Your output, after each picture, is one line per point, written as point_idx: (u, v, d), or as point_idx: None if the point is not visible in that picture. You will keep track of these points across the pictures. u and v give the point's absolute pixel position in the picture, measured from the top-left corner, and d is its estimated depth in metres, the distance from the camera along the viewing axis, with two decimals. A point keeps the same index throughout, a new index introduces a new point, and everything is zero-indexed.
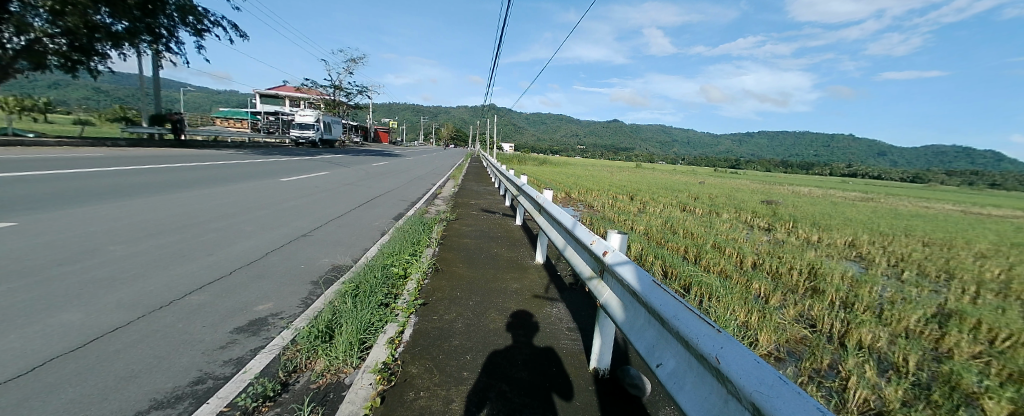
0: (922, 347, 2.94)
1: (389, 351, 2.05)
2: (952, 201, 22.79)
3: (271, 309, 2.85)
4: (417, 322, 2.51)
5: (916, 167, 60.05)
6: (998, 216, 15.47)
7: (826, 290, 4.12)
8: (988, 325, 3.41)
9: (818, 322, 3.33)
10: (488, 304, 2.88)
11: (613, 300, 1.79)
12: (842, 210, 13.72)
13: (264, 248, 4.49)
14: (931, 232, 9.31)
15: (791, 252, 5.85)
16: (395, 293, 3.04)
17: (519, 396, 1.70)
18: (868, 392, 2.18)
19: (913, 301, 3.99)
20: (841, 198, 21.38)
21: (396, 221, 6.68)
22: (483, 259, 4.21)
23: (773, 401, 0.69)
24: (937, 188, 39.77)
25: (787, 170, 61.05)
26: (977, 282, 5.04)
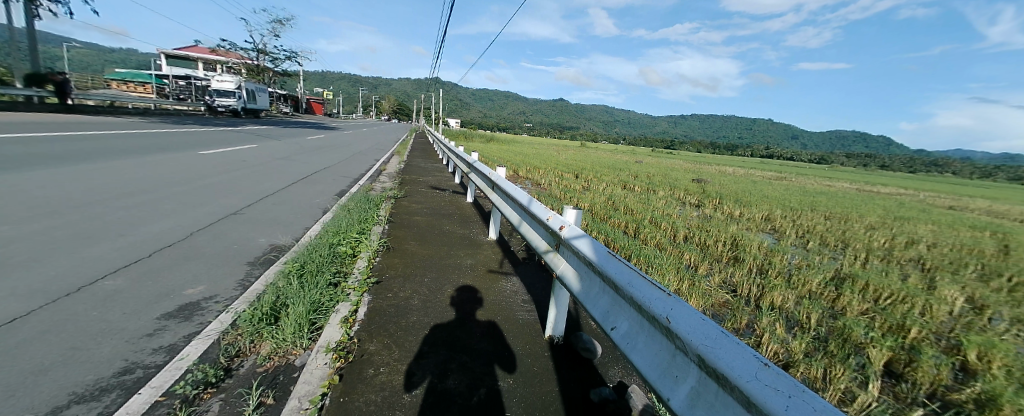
0: (824, 307, 3.46)
1: (344, 330, 2.02)
2: (848, 180, 26.27)
3: (204, 293, 2.65)
4: (372, 301, 2.47)
5: (824, 151, 68.00)
6: (878, 193, 18.28)
7: (746, 259, 4.64)
8: (873, 286, 4.08)
9: (739, 287, 3.77)
10: (444, 281, 2.91)
11: (569, 272, 1.87)
12: (759, 188, 15.25)
13: (189, 228, 4.09)
14: (830, 207, 10.69)
15: (715, 226, 6.49)
16: (345, 272, 2.94)
17: (479, 366, 1.78)
18: (778, 347, 2.55)
19: (815, 266, 4.64)
20: (761, 177, 23.78)
21: (339, 198, 6.35)
22: (436, 237, 4.18)
23: (717, 353, 0.83)
24: (838, 168, 45.60)
25: (719, 152, 66.38)
26: (865, 250, 5.94)
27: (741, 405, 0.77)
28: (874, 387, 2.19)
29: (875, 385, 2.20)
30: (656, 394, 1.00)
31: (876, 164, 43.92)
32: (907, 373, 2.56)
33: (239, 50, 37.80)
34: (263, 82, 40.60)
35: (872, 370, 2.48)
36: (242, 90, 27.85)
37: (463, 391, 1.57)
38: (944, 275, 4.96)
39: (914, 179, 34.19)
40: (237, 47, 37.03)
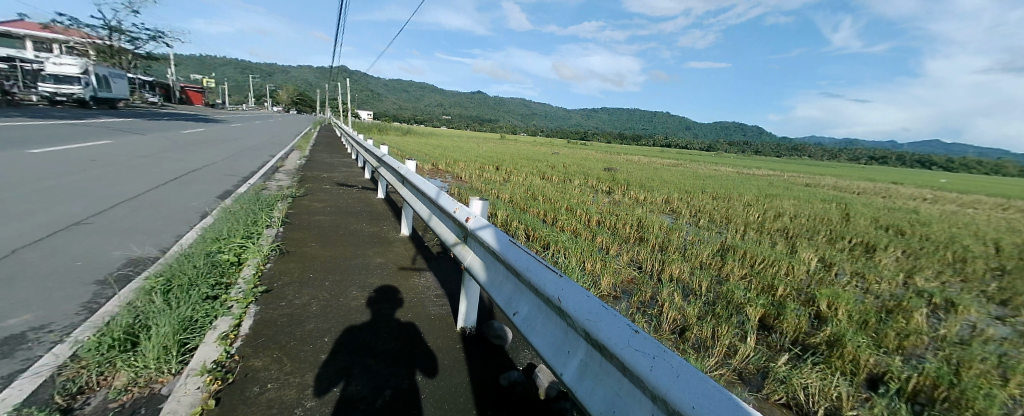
0: (713, 276, 3.98)
1: (223, 349, 1.77)
2: (731, 165, 30.63)
3: (31, 322, 2.16)
4: (259, 312, 2.24)
5: (716, 141, 78.42)
6: (751, 175, 21.62)
7: (649, 238, 5.15)
8: (749, 253, 4.81)
9: (643, 264, 4.17)
10: (347, 283, 2.75)
11: (476, 262, 1.88)
12: (659, 174, 17.00)
13: (8, 245, 3.29)
14: (714, 188, 12.34)
15: (621, 210, 7.05)
16: (227, 283, 2.61)
17: (385, 367, 1.71)
18: (675, 314, 2.87)
19: (706, 241, 5.32)
20: (663, 164, 26.58)
21: (224, 200, 5.62)
22: (342, 237, 3.94)
23: (600, 326, 0.89)
24: (728, 155, 52.77)
25: (634, 143, 72.43)
26: (741, 223, 6.97)
27: (617, 369, 0.86)
28: (750, 339, 2.59)
29: (751, 337, 2.61)
30: (551, 371, 1.05)
31: (755, 151, 51.71)
32: (776, 324, 3.08)
33: (87, 28, 30.95)
34: (121, 67, 33.77)
35: (749, 325, 2.94)
36: (90, 75, 23.09)
37: (366, 395, 1.50)
38: (796, 240, 6.04)
39: (781, 162, 41.08)
40: (82, 24, 30.17)
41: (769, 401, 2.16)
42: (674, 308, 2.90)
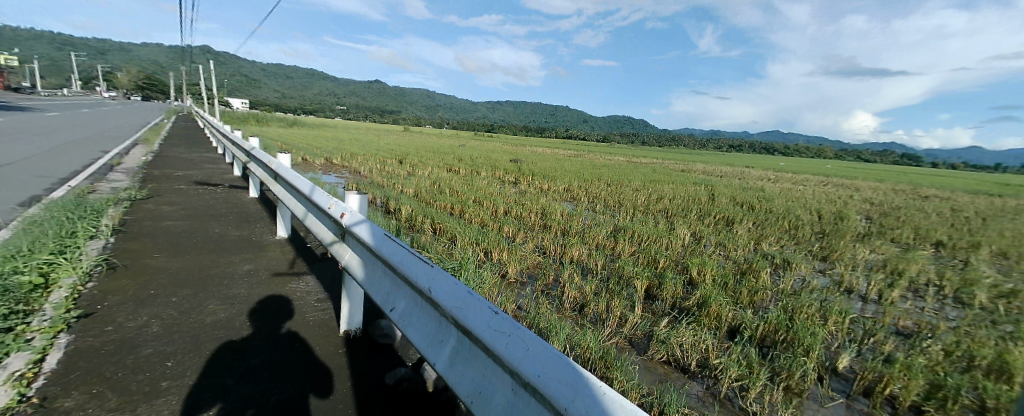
0: (609, 254, 4.43)
1: (16, 391, 1.36)
2: (626, 155, 34.31)
3: None
4: (75, 340, 1.80)
5: (621, 133, 86.35)
6: (640, 163, 24.44)
7: (552, 225, 5.51)
8: (635, 232, 5.47)
9: (547, 250, 4.45)
10: (207, 297, 2.41)
11: (354, 260, 1.80)
12: (562, 164, 18.27)
13: None
14: (606, 176, 13.72)
15: (524, 199, 7.42)
16: (28, 307, 2.04)
17: (250, 385, 1.54)
18: (573, 294, 3.21)
19: (602, 224, 5.89)
20: (568, 154, 28.59)
21: (27, 209, 4.46)
22: (199, 245, 3.44)
23: (465, 312, 0.94)
24: (629, 146, 58.63)
25: (549, 135, 76.21)
26: (626, 207, 7.87)
27: (481, 350, 0.92)
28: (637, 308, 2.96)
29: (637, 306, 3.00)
30: (426, 361, 1.07)
31: (650, 142, 58.37)
32: (658, 292, 3.55)
33: None
34: None
35: (635, 296, 3.35)
36: None
37: None
38: (670, 217, 7.10)
39: (668, 151, 47.23)
40: None
41: (653, 361, 2.58)
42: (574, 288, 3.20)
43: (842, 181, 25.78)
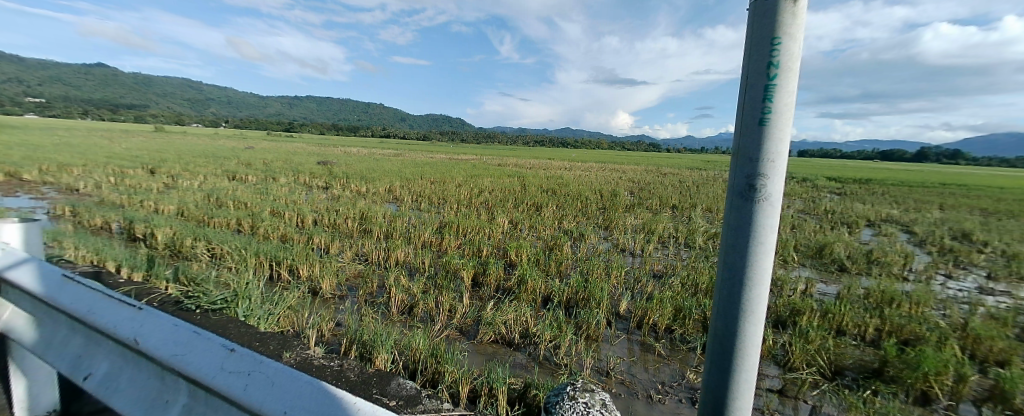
0: (429, 254, 6.51)
1: None
2: (450, 161, 36.97)
3: None
4: None
5: (444, 141, 94.03)
6: (475, 171, 28.14)
7: (373, 232, 7.98)
8: (436, 239, 7.73)
9: (369, 256, 6.43)
10: None
11: (16, 320, 1.39)
12: (377, 180, 18.81)
13: None
14: (416, 195, 15.20)
15: (359, 225, 8.64)
16: None
17: None
18: (404, 297, 4.76)
19: (393, 229, 8.30)
20: (390, 165, 29.07)
21: None
22: None
23: (185, 359, 0.83)
24: (447, 148, 64.80)
25: (383, 141, 74.12)
26: (426, 223, 9.26)
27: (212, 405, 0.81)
28: (464, 301, 4.62)
29: (465, 298, 4.66)
30: None
31: (462, 149, 66.57)
32: (484, 278, 5.73)
33: None
34: None
35: (466, 287, 5.34)
36: None
37: None
38: (483, 221, 9.78)
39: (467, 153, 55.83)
40: None
41: (484, 342, 4.05)
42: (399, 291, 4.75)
43: (582, 166, 36.28)
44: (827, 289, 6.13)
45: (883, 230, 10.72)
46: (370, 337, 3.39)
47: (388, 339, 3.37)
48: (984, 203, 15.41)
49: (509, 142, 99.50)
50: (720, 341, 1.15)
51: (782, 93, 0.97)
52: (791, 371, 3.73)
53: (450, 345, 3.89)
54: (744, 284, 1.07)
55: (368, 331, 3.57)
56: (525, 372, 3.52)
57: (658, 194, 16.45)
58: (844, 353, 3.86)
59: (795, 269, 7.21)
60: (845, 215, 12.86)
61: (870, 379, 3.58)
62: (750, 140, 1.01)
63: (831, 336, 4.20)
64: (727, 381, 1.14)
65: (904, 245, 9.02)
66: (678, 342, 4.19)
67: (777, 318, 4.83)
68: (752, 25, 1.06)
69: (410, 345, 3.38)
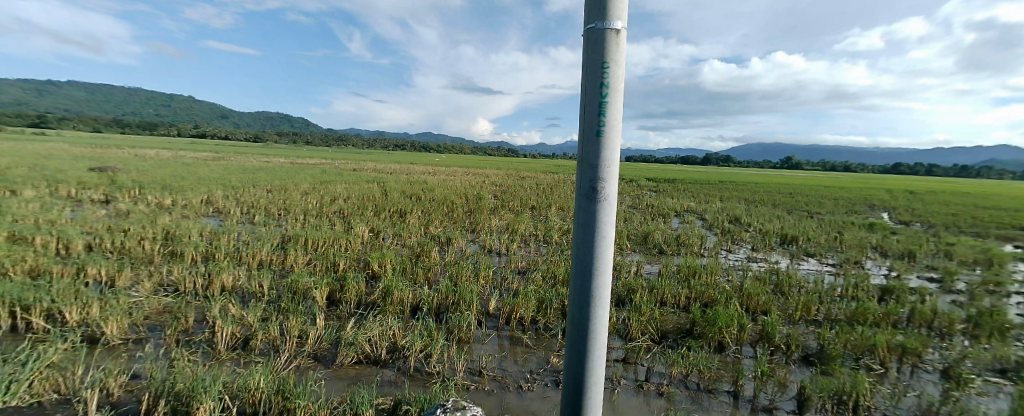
0: (268, 275, 5.78)
1: None
2: (300, 167, 32.44)
3: None
4: None
5: (291, 145, 81.54)
6: (330, 177, 25.17)
7: (190, 253, 6.78)
8: (276, 257, 6.80)
9: (181, 285, 5.34)
10: None
11: None
12: (195, 191, 15.32)
13: None
14: (253, 206, 13.09)
15: (168, 251, 7.01)
16: None
17: None
18: (234, 329, 3.89)
19: (216, 249, 7.09)
20: (215, 172, 23.76)
21: None
22: None
23: None
24: (295, 152, 56.39)
25: (202, 143, 59.60)
26: (267, 238, 8.16)
27: None
28: (318, 322, 4.03)
29: (319, 320, 4.07)
30: None
31: (315, 153, 58.94)
32: (342, 295, 5.16)
33: None
34: None
35: (319, 308, 4.75)
36: None
37: None
38: (338, 232, 8.88)
39: (321, 157, 49.67)
40: None
41: (346, 365, 3.57)
42: (228, 323, 3.91)
43: (450, 170, 36.80)
44: (651, 269, 7.71)
45: (684, 219, 14.15)
46: (188, 385, 2.73)
47: (215, 383, 2.77)
48: (734, 196, 22.00)
49: (370, 145, 92.37)
50: (576, 332, 1.25)
51: (612, 110, 1.10)
52: (631, 341, 4.48)
53: (301, 378, 3.30)
54: (592, 279, 1.17)
55: (187, 377, 2.91)
56: (395, 389, 3.21)
57: (519, 196, 17.85)
58: (667, 321, 4.85)
59: (629, 254, 8.80)
60: (658, 208, 16.48)
61: (686, 337, 4.60)
62: (591, 149, 1.11)
63: (657, 307, 5.24)
64: (583, 363, 1.26)
65: (700, 229, 12.08)
66: (542, 331, 4.53)
67: (618, 297, 5.74)
68: (586, 45, 1.16)
69: (247, 386, 2.80)
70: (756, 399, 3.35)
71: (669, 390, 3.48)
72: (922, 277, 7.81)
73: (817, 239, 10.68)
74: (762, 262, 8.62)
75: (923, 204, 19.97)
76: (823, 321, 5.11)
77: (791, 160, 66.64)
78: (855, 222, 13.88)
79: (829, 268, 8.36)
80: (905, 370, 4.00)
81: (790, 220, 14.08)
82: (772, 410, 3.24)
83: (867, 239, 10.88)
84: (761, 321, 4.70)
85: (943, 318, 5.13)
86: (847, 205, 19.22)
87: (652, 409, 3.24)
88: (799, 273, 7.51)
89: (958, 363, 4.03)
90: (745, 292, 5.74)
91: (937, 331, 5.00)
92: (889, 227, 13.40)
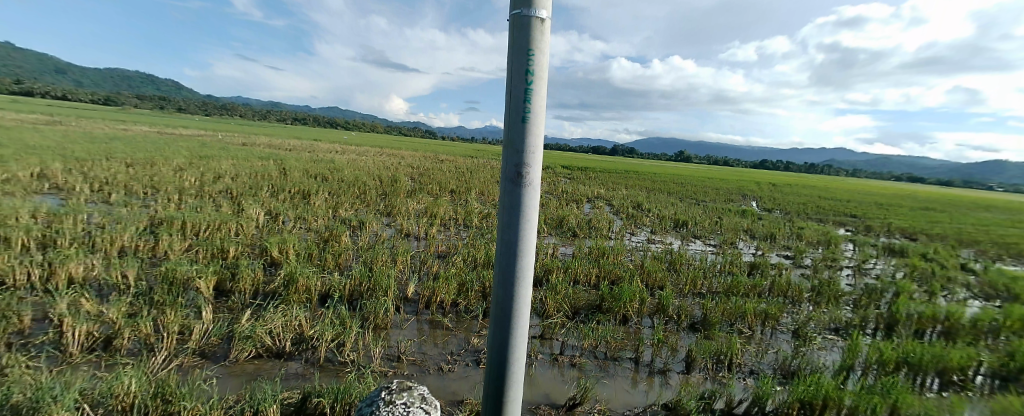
0: (137, 263, 4.75)
1: None
2: (173, 138, 26.97)
3: None
4: None
5: (159, 111, 67.10)
6: (212, 151, 21.35)
7: (16, 239, 5.19)
8: (146, 243, 5.60)
9: (6, 278, 4.09)
10: None
11: None
12: (14, 162, 11.73)
13: None
14: (108, 183, 10.47)
15: None
16: None
17: None
18: (89, 328, 3.10)
19: (56, 236, 5.54)
20: (44, 139, 18.49)
21: None
22: None
23: None
24: (166, 120, 46.70)
25: (19, 100, 45.56)
26: (132, 221, 6.64)
27: None
28: (206, 315, 3.45)
29: (206, 312, 3.49)
30: None
31: (194, 122, 49.57)
32: (233, 284, 4.49)
33: None
34: None
35: (206, 300, 4.06)
36: None
37: None
38: (226, 214, 7.64)
39: (202, 128, 42.04)
40: None
41: (242, 360, 3.16)
42: (81, 320, 3.12)
43: (365, 150, 34.26)
44: (566, 251, 8.23)
45: (596, 204, 15.35)
46: (29, 396, 2.15)
47: (69, 390, 2.23)
48: (638, 185, 24.47)
49: (267, 118, 80.64)
50: (500, 312, 1.26)
51: (537, 96, 1.11)
52: (547, 318, 4.75)
53: (184, 379, 2.81)
54: (517, 261, 1.19)
55: (27, 386, 2.28)
56: (302, 382, 2.93)
57: (439, 179, 17.38)
58: (578, 298, 5.25)
59: (546, 238, 9.26)
60: (573, 194, 17.57)
61: (596, 312, 5.06)
62: (516, 134, 1.11)
63: (571, 286, 5.64)
64: (506, 341, 1.29)
65: (609, 215, 13.25)
66: (462, 314, 4.54)
67: (536, 278, 6.04)
68: (511, 29, 1.13)
69: (113, 391, 2.28)
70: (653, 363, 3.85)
71: (580, 361, 3.80)
72: (779, 255, 9.74)
73: (703, 224, 12.52)
74: (660, 243, 9.82)
75: (778, 195, 24.60)
76: (705, 293, 6.08)
77: (684, 154, 76.20)
78: (732, 210, 16.57)
79: (712, 248, 9.90)
80: (768, 332, 5.00)
81: (683, 206, 16.24)
82: (665, 372, 3.77)
83: (740, 223, 13.09)
84: (658, 295, 5.37)
85: (793, 288, 6.49)
86: (727, 195, 22.83)
87: (566, 378, 3.51)
88: (688, 253, 8.76)
89: (805, 324, 5.15)
90: (646, 269, 6.49)
91: (790, 299, 6.34)
92: (755, 213, 16.27)
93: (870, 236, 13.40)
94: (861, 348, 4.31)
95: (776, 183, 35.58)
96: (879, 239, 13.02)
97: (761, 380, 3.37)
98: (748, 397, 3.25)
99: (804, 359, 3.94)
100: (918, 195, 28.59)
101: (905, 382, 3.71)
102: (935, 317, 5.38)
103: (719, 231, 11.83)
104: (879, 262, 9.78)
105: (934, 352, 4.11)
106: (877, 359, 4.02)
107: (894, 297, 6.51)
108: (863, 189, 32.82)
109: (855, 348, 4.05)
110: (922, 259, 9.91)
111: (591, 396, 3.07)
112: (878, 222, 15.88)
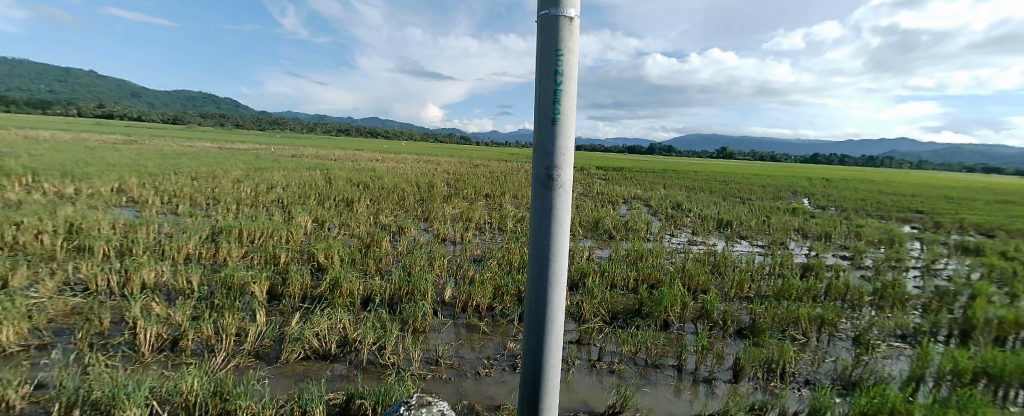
0: (199, 269, 5.17)
1: None
2: (230, 152, 29.27)
3: None
4: None
5: (216, 128, 73.17)
6: (263, 163, 22.96)
7: (101, 248, 5.82)
8: (208, 251, 6.09)
9: (93, 284, 4.59)
10: None
11: None
12: (100, 179, 13.24)
13: None
14: (176, 196, 11.52)
15: (74, 246, 6.00)
16: None
17: None
18: (158, 330, 3.39)
19: (133, 244, 6.16)
20: (124, 157, 20.71)
21: None
22: None
23: None
24: (222, 136, 50.80)
25: (102, 124, 51.28)
26: (196, 230, 7.25)
27: None
28: (259, 318, 3.68)
29: (259, 315, 3.72)
30: None
31: (246, 136, 53.55)
32: (284, 289, 4.78)
33: None
34: None
35: (259, 303, 4.35)
36: None
37: None
38: (277, 222, 8.17)
39: (253, 141, 45.31)
40: None
41: (292, 361, 3.34)
42: (152, 322, 3.42)
43: (400, 157, 35.52)
44: (602, 253, 8.07)
45: (632, 205, 14.96)
46: (107, 393, 2.37)
47: (141, 388, 2.45)
48: (675, 183, 23.58)
49: (310, 130, 85.65)
50: (534, 318, 1.24)
51: (567, 97, 1.08)
52: (584, 323, 4.67)
53: (240, 378, 3.02)
54: (550, 265, 1.16)
55: (106, 384, 2.53)
56: (346, 383, 3.05)
57: (472, 184, 17.64)
58: (615, 302, 5.13)
59: (581, 240, 9.13)
60: (608, 195, 17.24)
61: (635, 316, 4.91)
62: (546, 137, 1.09)
63: (608, 289, 5.51)
64: (541, 346, 1.26)
65: (645, 215, 12.85)
66: (499, 318, 4.55)
67: (572, 281, 5.95)
68: (540, 30, 1.11)
69: (179, 389, 2.48)
70: (697, 371, 3.66)
71: (620, 368, 3.69)
72: (835, 255, 9.01)
73: (747, 223, 11.85)
74: (701, 244, 9.40)
75: (832, 191, 22.79)
76: (754, 297, 5.73)
77: (724, 149, 72.48)
78: (779, 207, 15.55)
79: (759, 249, 9.34)
80: (825, 338, 4.63)
81: (724, 205, 15.47)
82: (711, 381, 3.57)
83: (789, 222, 12.25)
84: (701, 299, 5.12)
85: (853, 291, 5.99)
86: (773, 192, 21.47)
87: (605, 386, 3.41)
88: (733, 254, 8.31)
89: (867, 330, 4.73)
90: (687, 272, 6.23)
91: (850, 303, 5.85)
92: (806, 210, 15.16)
93: (941, 233, 12.13)
94: (933, 356, 3.88)
95: (829, 177, 32.98)
96: (952, 236, 11.75)
97: (818, 391, 3.11)
98: (803, 409, 3.01)
99: (867, 369, 3.61)
100: (1002, 186, 25.40)
101: (990, 397, 3.30)
102: (1021, 322, 4.75)
103: (766, 231, 11.15)
104: (952, 261, 8.82)
105: (1018, 361, 3.62)
106: (952, 369, 3.61)
107: (972, 301, 5.82)
108: (931, 182, 29.78)
109: (925, 356, 3.65)
110: (1006, 258, 8.81)
111: (631, 404, 2.97)
112: (951, 218, 14.33)
